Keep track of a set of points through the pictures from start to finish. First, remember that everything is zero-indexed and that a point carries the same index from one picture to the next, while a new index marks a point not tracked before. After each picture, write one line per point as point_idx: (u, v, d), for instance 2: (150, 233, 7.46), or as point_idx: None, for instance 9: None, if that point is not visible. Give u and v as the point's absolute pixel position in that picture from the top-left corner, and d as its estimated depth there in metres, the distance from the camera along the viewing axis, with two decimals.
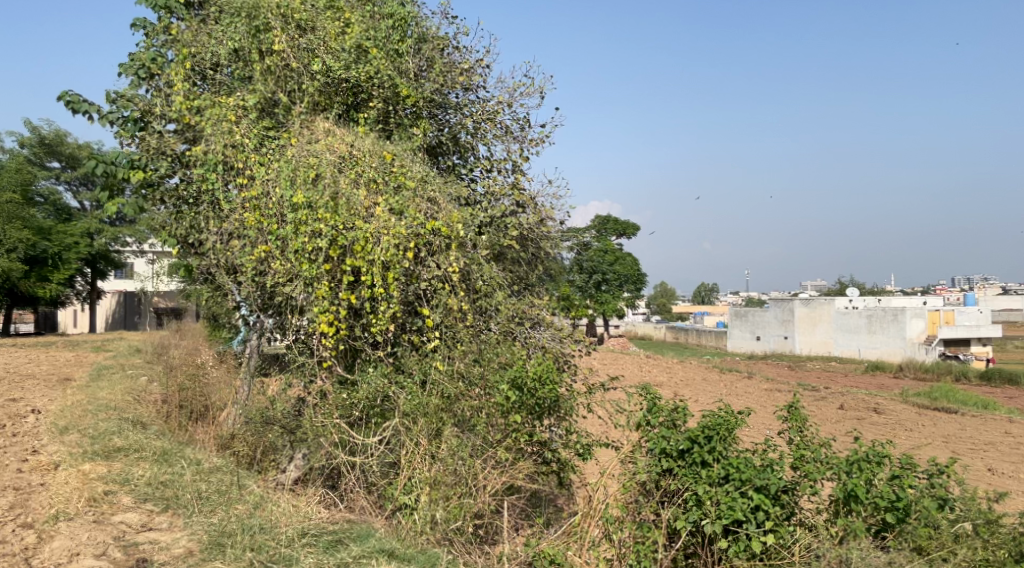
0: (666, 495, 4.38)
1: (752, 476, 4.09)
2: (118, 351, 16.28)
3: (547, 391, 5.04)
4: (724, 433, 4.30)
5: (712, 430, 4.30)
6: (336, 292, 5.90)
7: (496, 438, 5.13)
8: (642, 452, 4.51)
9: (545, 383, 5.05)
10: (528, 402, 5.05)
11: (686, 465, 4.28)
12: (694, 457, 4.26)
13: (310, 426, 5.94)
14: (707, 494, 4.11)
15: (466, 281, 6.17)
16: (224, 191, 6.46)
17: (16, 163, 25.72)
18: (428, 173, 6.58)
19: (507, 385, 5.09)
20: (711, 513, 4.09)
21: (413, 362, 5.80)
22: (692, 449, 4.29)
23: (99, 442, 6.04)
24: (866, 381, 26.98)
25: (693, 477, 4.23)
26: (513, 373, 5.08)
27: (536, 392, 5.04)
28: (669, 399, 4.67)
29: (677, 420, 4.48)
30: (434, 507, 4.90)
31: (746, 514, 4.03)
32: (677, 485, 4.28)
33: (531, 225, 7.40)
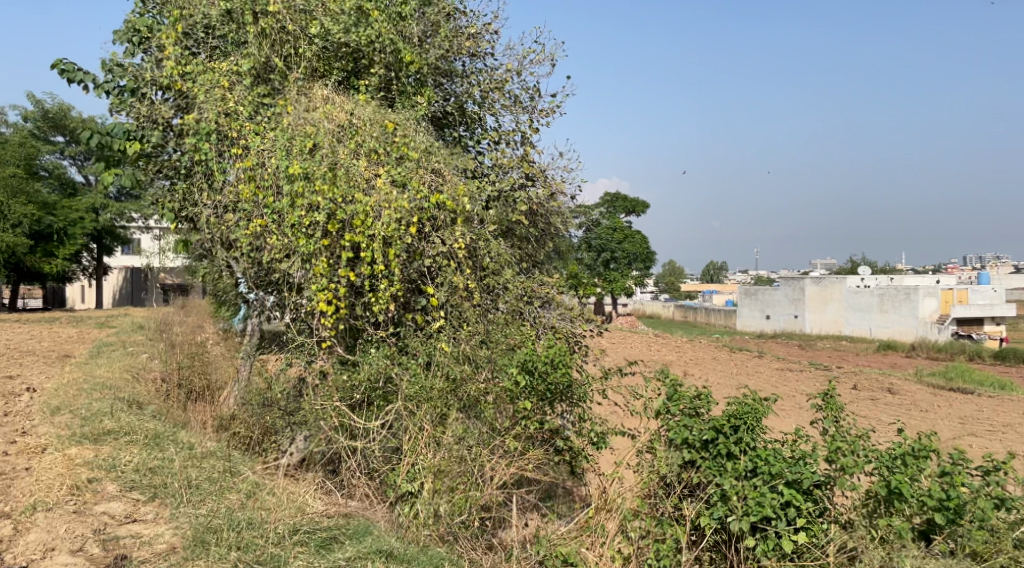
0: (688, 489, 4.12)
1: (783, 470, 3.88)
2: (122, 327, 16.07)
3: (559, 374, 4.79)
4: (752, 422, 4.03)
5: (739, 419, 4.03)
6: (335, 269, 5.61)
7: (505, 426, 4.87)
8: (661, 442, 4.23)
9: (557, 366, 4.80)
10: (539, 386, 4.79)
11: (710, 458, 4.02)
12: (718, 448, 3.99)
13: (309, 409, 5.67)
14: (734, 489, 3.88)
15: (473, 258, 5.89)
16: (218, 161, 6.16)
17: (20, 137, 25.41)
18: (432, 144, 6.26)
19: (517, 368, 4.83)
20: (737, 509, 3.86)
21: (417, 344, 5.51)
22: (717, 440, 4.02)
23: (90, 424, 5.79)
24: (878, 360, 26.63)
25: (718, 470, 3.98)
26: (523, 356, 4.83)
27: (547, 376, 4.80)
28: (689, 385, 4.36)
29: (700, 408, 4.18)
30: (438, 499, 4.64)
31: (776, 511, 3.82)
32: (700, 479, 4.05)
33: (540, 200, 7.10)
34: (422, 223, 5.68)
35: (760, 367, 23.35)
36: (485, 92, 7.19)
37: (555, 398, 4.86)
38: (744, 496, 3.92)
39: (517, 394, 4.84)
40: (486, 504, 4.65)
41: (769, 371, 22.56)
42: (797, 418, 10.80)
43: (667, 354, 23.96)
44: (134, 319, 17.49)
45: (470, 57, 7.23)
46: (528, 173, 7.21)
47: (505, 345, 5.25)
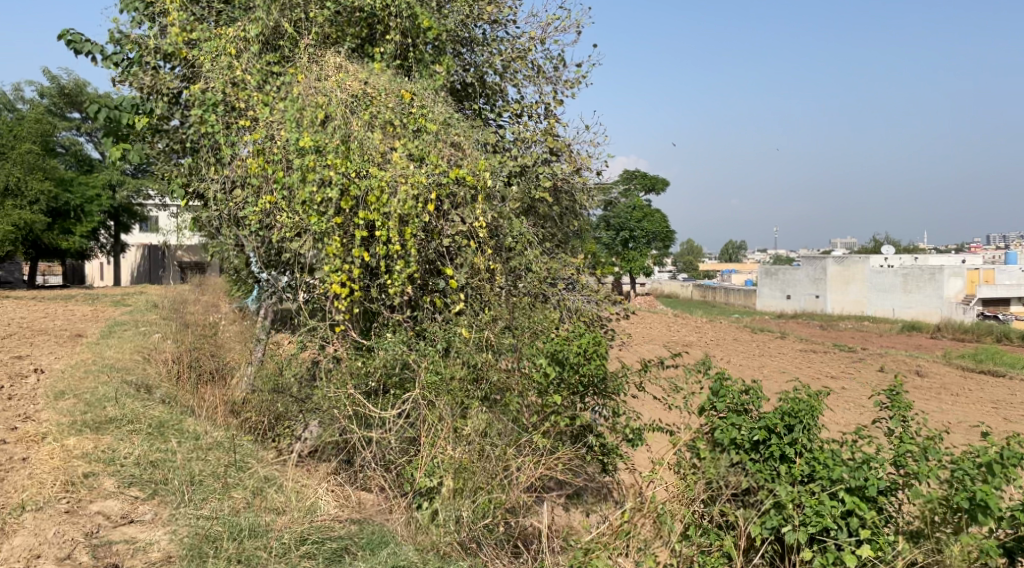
0: (737, 494, 3.83)
1: (842, 474, 3.60)
2: (137, 306, 15.82)
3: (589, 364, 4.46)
4: (808, 422, 3.78)
5: (794, 418, 3.78)
6: (349, 249, 5.28)
7: (532, 422, 4.61)
8: (705, 441, 3.97)
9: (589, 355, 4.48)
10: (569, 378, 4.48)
11: (761, 460, 3.79)
12: (771, 451, 3.77)
13: (322, 397, 5.36)
14: (791, 496, 3.61)
15: (495, 237, 5.53)
16: (225, 134, 5.81)
17: (37, 113, 25.15)
18: (452, 115, 5.90)
19: (546, 359, 4.52)
20: (793, 519, 3.59)
21: (435, 329, 5.19)
22: (769, 441, 3.79)
23: (93, 410, 5.53)
24: (903, 341, 26.05)
25: (770, 474, 3.74)
26: (554, 346, 4.55)
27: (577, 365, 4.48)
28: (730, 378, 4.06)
29: (747, 404, 3.95)
30: (460, 505, 4.25)
31: (836, 521, 3.53)
32: (750, 483, 3.78)
33: (565, 175, 6.72)
34: (441, 199, 5.34)
35: (783, 348, 22.88)
36: (506, 61, 6.80)
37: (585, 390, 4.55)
38: (801, 503, 3.64)
39: (546, 386, 4.57)
40: (512, 507, 4.31)
41: (792, 353, 22.12)
42: (848, 415, 10.32)
43: (688, 335, 23.56)
44: (150, 298, 17.26)
45: (491, 24, 6.83)
46: (552, 147, 6.85)
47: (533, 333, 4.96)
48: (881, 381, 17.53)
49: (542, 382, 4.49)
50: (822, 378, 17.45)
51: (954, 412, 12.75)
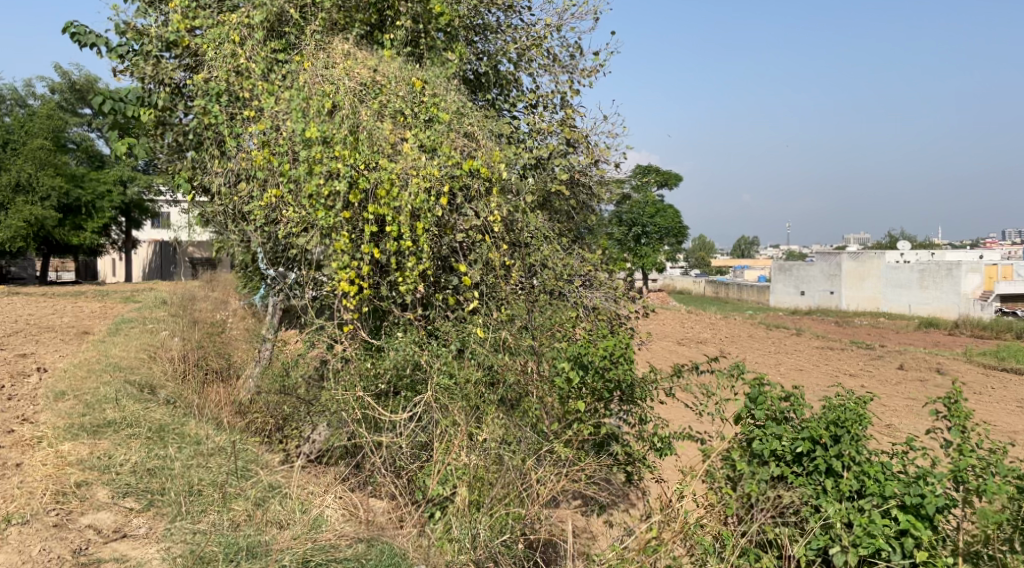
0: (778, 512, 3.65)
1: (897, 491, 3.45)
2: (146, 303, 15.65)
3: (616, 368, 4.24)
4: (857, 432, 3.63)
5: (842, 429, 3.64)
6: (357, 245, 5.04)
7: (554, 430, 4.43)
8: (740, 455, 3.85)
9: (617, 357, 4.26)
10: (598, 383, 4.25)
11: (804, 473, 3.64)
12: (816, 464, 3.61)
13: (330, 400, 5.13)
14: (840, 514, 3.44)
15: (509, 231, 5.26)
16: (229, 125, 5.56)
17: (49, 109, 25.00)
18: (465, 105, 5.64)
19: (568, 362, 4.34)
20: (844, 540, 3.40)
21: (447, 328, 4.95)
22: (814, 453, 3.63)
23: (92, 412, 5.33)
24: (922, 338, 25.60)
25: (816, 489, 3.58)
26: (576, 350, 4.35)
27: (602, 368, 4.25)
28: (766, 385, 3.90)
29: (788, 412, 3.81)
30: (477, 523, 3.97)
31: (890, 542, 3.36)
32: (794, 499, 3.61)
33: (583, 167, 6.45)
34: (454, 192, 5.10)
35: (799, 345, 22.53)
36: (521, 49, 6.53)
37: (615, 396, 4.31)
38: (850, 522, 3.47)
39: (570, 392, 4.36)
40: (531, 520, 4.10)
41: (809, 350, 21.78)
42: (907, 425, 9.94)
43: (703, 332, 23.23)
44: (160, 295, 17.09)
45: (505, 10, 6.56)
46: (569, 138, 6.58)
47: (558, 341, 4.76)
48: (902, 380, 17.17)
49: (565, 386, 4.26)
50: (842, 377, 17.12)
51: (992, 414, 12.31)
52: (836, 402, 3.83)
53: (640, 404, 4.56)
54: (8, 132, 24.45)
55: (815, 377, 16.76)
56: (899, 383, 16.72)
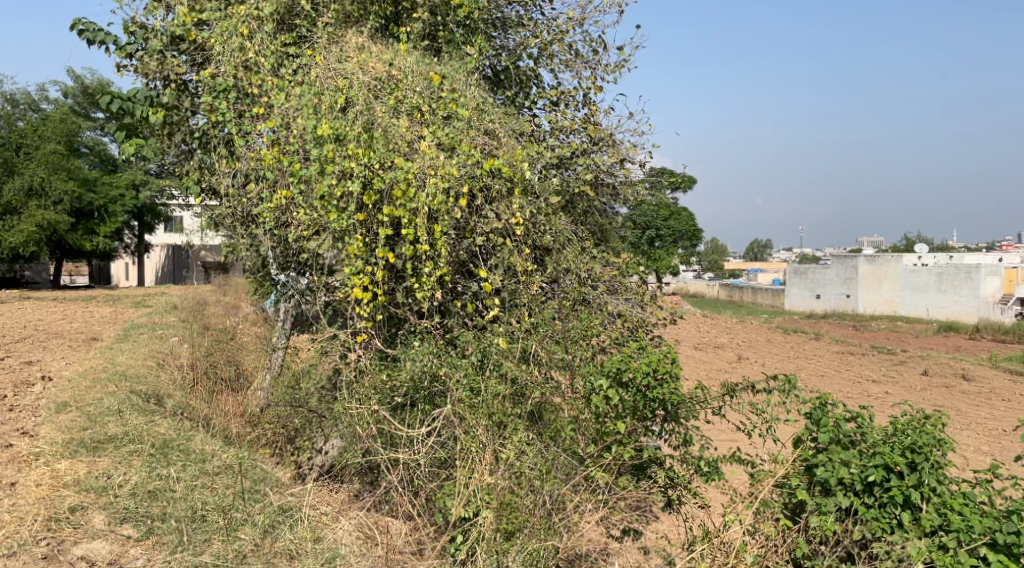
0: (845, 547, 3.38)
1: (981, 526, 3.13)
2: (156, 308, 15.39)
3: (655, 384, 3.94)
4: (934, 461, 3.35)
5: (919, 457, 3.36)
6: (372, 249, 4.76)
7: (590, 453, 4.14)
8: (798, 482, 3.59)
9: (657, 372, 3.97)
10: (639, 404, 3.97)
11: (876, 506, 3.35)
12: (891, 496, 3.32)
13: (343, 414, 4.84)
14: (921, 552, 3.12)
15: (532, 233, 4.98)
16: (237, 123, 5.28)
17: (61, 112, 24.82)
18: (486, 100, 5.34)
19: (608, 381, 4.03)
20: None
21: (466, 337, 4.67)
22: (886, 483, 3.33)
23: (93, 426, 5.05)
24: (943, 342, 25.07)
25: (889, 523, 3.30)
26: (615, 366, 4.05)
27: (643, 386, 3.96)
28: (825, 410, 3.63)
29: (855, 439, 3.53)
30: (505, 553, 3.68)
31: None
32: (864, 534, 3.31)
33: (608, 166, 6.14)
34: (473, 193, 4.83)
35: (819, 350, 22.09)
36: (542, 43, 6.23)
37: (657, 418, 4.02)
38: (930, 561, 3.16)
39: (607, 413, 4.07)
40: (564, 552, 3.79)
41: (829, 355, 21.34)
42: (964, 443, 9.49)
43: (721, 337, 22.82)
44: (170, 299, 16.86)
45: (525, 2, 6.26)
46: (592, 136, 6.27)
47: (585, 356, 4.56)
48: (928, 386, 16.72)
49: (603, 409, 3.98)
50: (865, 383, 16.69)
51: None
52: (901, 426, 3.54)
53: (683, 425, 4.09)
54: (20, 136, 24.34)
55: (838, 384, 16.35)
56: (923, 389, 16.31)
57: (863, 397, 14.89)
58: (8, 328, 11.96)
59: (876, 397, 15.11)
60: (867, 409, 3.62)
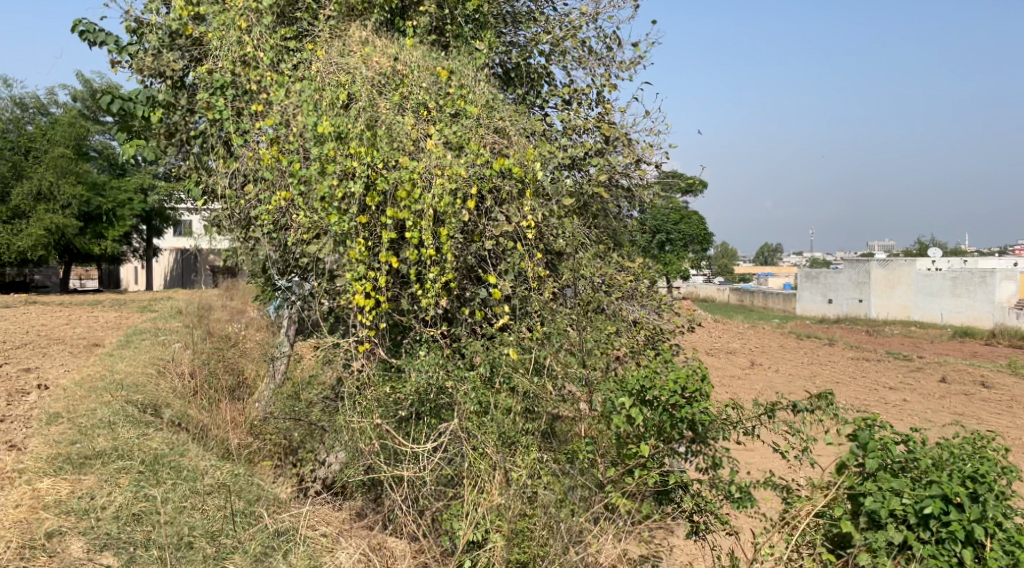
0: None
1: None
2: (161, 313, 15.18)
3: (680, 400, 3.66)
4: (992, 491, 3.04)
5: (978, 488, 3.04)
6: (375, 254, 4.51)
7: (610, 475, 3.87)
8: (840, 511, 3.29)
9: (681, 388, 3.70)
10: (663, 422, 3.70)
11: (932, 541, 3.04)
12: (951, 532, 3.00)
13: (345, 428, 4.59)
14: None
15: (543, 237, 4.72)
16: (235, 121, 5.04)
17: (70, 116, 24.73)
18: (496, 97, 5.09)
19: (631, 400, 3.74)
20: None
21: (475, 348, 4.41)
22: (942, 516, 3.03)
23: (83, 440, 4.82)
24: (959, 348, 24.64)
25: (947, 561, 2.99)
26: (638, 383, 3.76)
27: (665, 402, 3.69)
28: (868, 433, 3.33)
29: (904, 465, 3.23)
30: None
31: None
32: None
33: (622, 166, 5.87)
34: (482, 195, 4.58)
35: (834, 356, 21.71)
36: (554, 39, 5.98)
37: (682, 437, 3.74)
38: None
39: (628, 432, 3.80)
40: None
41: (844, 361, 20.97)
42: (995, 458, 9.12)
43: (733, 342, 22.49)
44: (176, 303, 16.68)
45: None
46: (607, 136, 6.00)
47: (602, 368, 4.29)
48: (947, 394, 16.34)
49: (625, 427, 3.71)
50: (882, 391, 16.34)
51: None
52: (951, 451, 3.24)
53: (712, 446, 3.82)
54: (29, 140, 24.26)
55: (856, 391, 15.99)
56: (942, 397, 15.96)
57: (880, 404, 14.55)
58: (10, 333, 11.77)
59: (894, 404, 14.77)
60: (918, 431, 3.32)
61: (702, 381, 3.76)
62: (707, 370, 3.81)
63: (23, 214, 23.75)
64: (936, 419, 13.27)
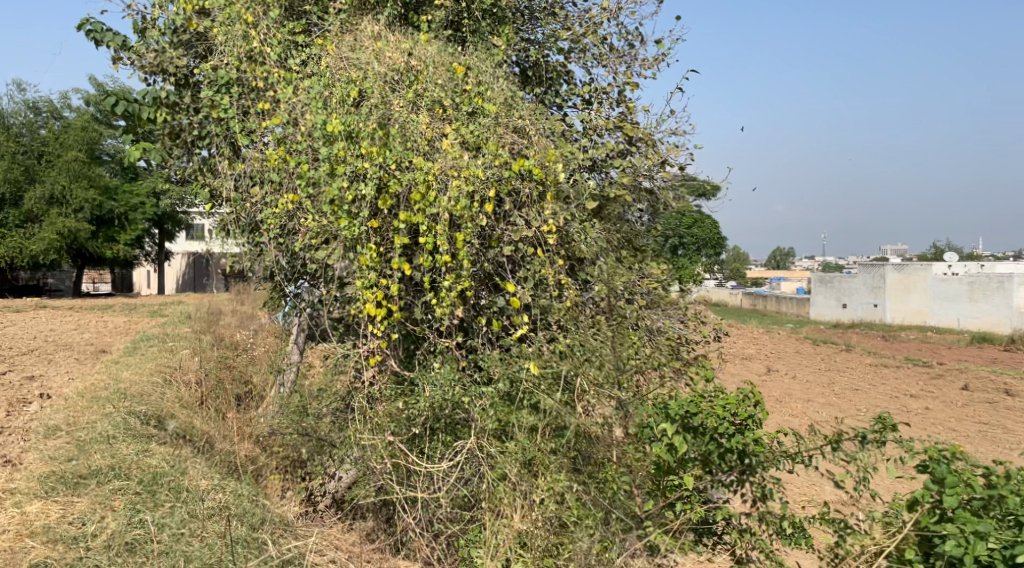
0: None
1: None
2: (171, 318, 15.00)
3: (729, 429, 3.42)
4: None
5: None
6: (387, 261, 4.26)
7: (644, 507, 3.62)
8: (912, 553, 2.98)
9: (730, 413, 3.45)
10: (709, 451, 3.45)
11: None
12: None
13: (356, 445, 4.34)
14: None
15: (565, 243, 4.44)
16: (240, 121, 4.80)
17: (83, 119, 24.63)
18: (515, 94, 4.82)
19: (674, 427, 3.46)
20: None
21: (492, 361, 4.12)
22: None
23: (80, 456, 4.59)
24: (977, 354, 24.18)
25: None
26: (680, 408, 3.48)
27: (712, 428, 3.43)
28: (943, 469, 2.99)
29: (984, 506, 2.88)
30: None
31: None
32: None
33: (646, 169, 5.59)
34: (500, 198, 4.32)
35: (852, 362, 21.33)
36: (574, 36, 5.71)
37: (729, 469, 3.46)
38: None
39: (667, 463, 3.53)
40: None
41: (863, 367, 20.57)
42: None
43: (750, 348, 22.12)
44: (186, 309, 16.48)
45: None
46: (630, 136, 5.72)
47: (628, 382, 4.02)
48: (970, 402, 15.93)
49: (667, 457, 3.44)
50: (903, 399, 15.95)
51: None
52: None
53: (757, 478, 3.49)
54: (41, 143, 24.24)
55: (876, 399, 15.62)
56: (965, 405, 15.57)
57: (903, 413, 14.19)
58: (17, 339, 11.61)
59: (917, 413, 14.40)
60: (999, 468, 2.98)
61: (754, 404, 3.52)
62: (761, 393, 3.56)
63: (35, 218, 23.71)
64: (961, 428, 12.91)
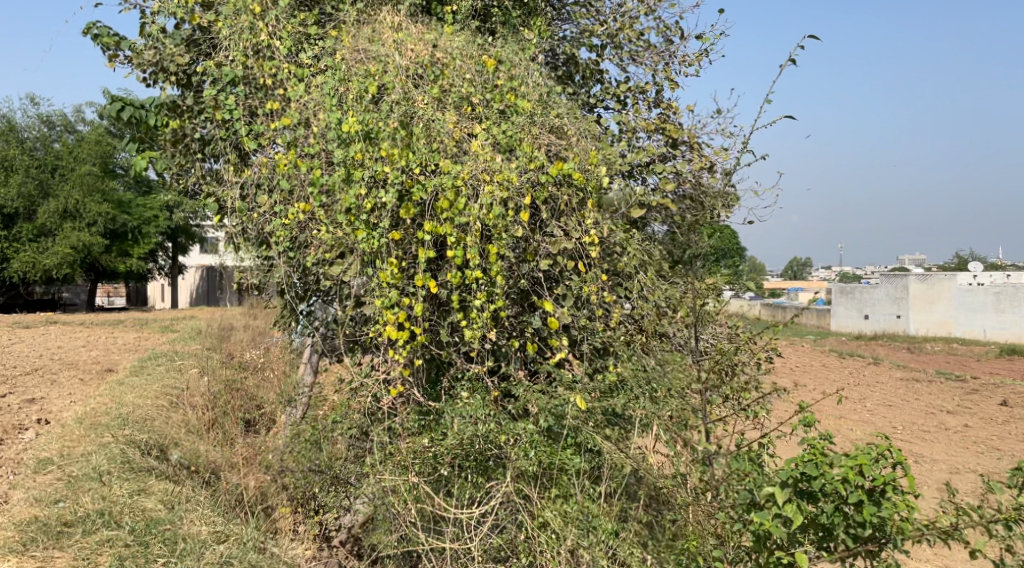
0: None
1: None
2: (183, 334, 14.57)
3: (865, 498, 2.60)
4: None
5: None
6: (409, 278, 3.78)
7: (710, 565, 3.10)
8: None
9: (865, 477, 2.61)
10: (835, 523, 2.67)
11: None
12: None
13: (374, 485, 3.84)
14: None
15: (608, 257, 3.94)
16: (247, 122, 4.35)
17: (98, 133, 24.43)
18: (551, 90, 4.35)
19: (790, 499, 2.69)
20: None
21: (529, 393, 3.62)
22: None
23: (68, 498, 4.14)
24: (1009, 367, 23.36)
25: None
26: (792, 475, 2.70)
27: (833, 493, 2.66)
28: None
29: None
30: None
31: None
32: None
33: (691, 174, 5.06)
34: (535, 206, 3.84)
35: (883, 377, 20.62)
36: (610, 31, 5.23)
37: (844, 537, 2.73)
38: None
39: (766, 537, 2.82)
40: None
41: (894, 381, 19.88)
42: None
43: (776, 362, 21.46)
44: (199, 324, 16.06)
45: None
46: (672, 139, 5.20)
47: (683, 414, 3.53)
48: (1009, 418, 15.24)
49: (781, 531, 2.72)
50: (940, 415, 15.27)
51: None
52: None
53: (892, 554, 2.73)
54: (56, 157, 24.08)
55: (912, 416, 14.94)
56: (1004, 421, 14.84)
57: (943, 430, 13.52)
58: (23, 357, 11.20)
59: (956, 431, 13.70)
60: None
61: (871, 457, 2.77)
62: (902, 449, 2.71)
63: (49, 232, 23.47)
64: (1005, 447, 12.21)
